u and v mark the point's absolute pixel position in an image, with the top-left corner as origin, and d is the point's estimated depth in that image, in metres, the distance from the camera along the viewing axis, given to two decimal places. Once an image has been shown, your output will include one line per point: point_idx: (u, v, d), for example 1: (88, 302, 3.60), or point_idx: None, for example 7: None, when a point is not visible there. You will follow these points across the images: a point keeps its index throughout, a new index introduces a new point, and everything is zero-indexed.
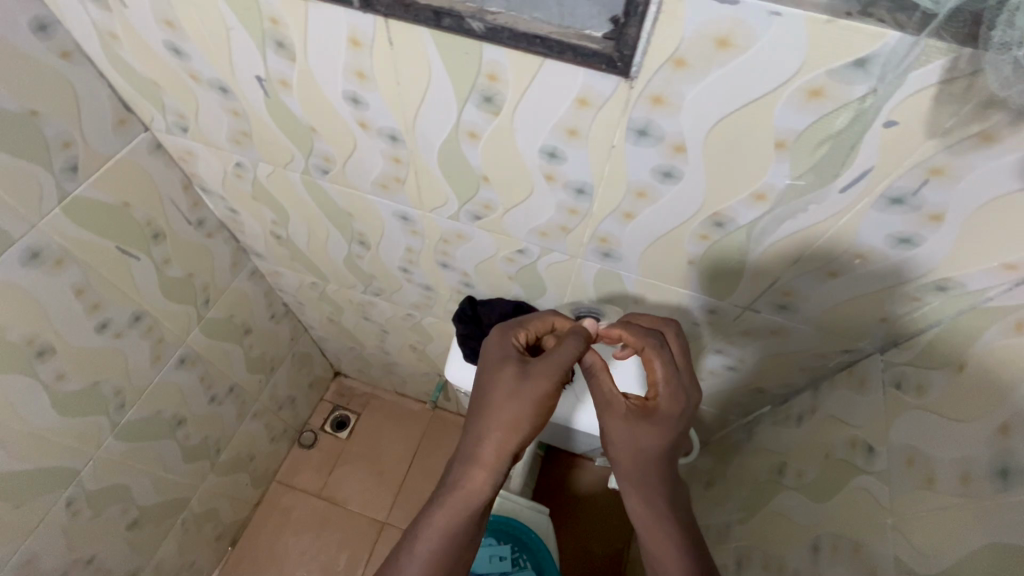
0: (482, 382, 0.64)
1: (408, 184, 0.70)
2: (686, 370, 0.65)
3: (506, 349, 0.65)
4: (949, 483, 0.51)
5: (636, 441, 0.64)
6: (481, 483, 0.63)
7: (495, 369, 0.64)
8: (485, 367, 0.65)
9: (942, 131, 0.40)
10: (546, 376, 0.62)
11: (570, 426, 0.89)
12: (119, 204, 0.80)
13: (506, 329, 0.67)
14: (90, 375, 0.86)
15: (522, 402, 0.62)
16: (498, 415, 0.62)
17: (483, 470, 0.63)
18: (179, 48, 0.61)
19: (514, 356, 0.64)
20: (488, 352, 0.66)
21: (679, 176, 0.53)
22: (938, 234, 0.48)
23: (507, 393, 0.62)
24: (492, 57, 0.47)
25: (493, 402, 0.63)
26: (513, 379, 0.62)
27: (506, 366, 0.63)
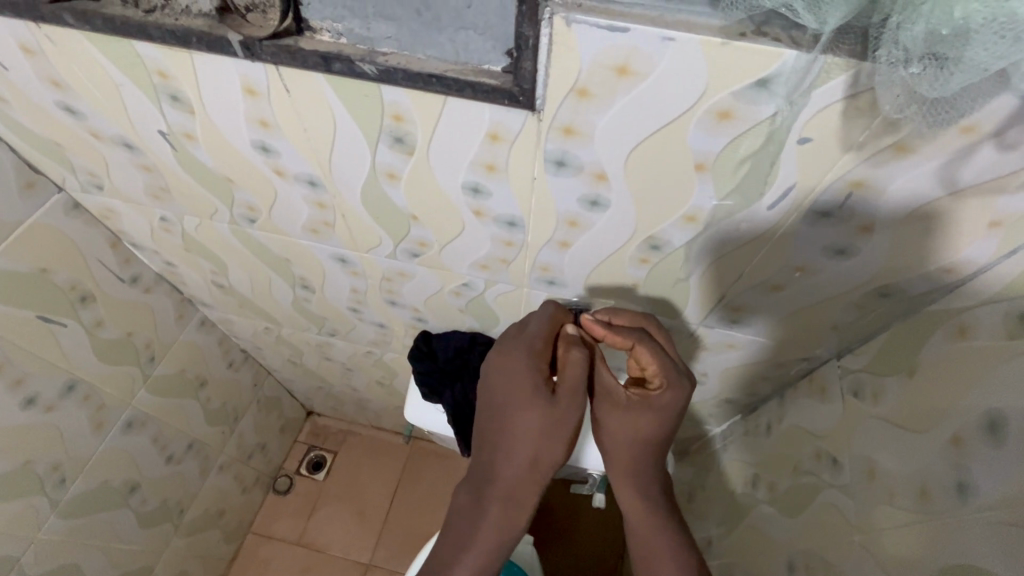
0: (512, 416, 0.59)
1: (338, 227, 0.67)
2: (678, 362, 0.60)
3: (534, 376, 0.59)
4: (908, 499, 0.49)
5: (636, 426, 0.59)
6: (516, 520, 0.60)
7: (526, 402, 0.58)
8: (512, 399, 0.59)
9: (857, 145, 0.38)
10: (576, 407, 0.58)
11: None
12: (36, 271, 0.76)
13: (532, 349, 0.60)
14: (20, 455, 0.81)
15: (556, 438, 0.58)
16: (533, 452, 0.59)
17: (517, 505, 0.60)
18: (72, 108, 0.57)
19: (543, 385, 0.58)
20: (514, 380, 0.59)
21: (607, 205, 0.51)
22: (871, 243, 0.47)
23: (541, 428, 0.58)
24: (393, 98, 0.45)
25: (525, 438, 0.58)
26: (547, 414, 0.58)
27: (535, 400, 0.58)
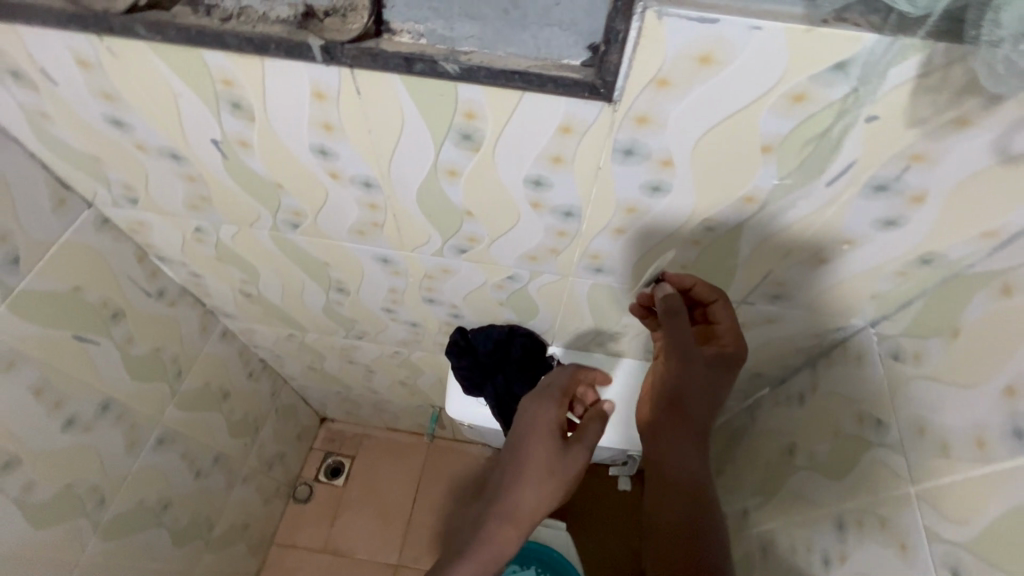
0: (525, 451, 0.67)
1: (387, 227, 0.67)
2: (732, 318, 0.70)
3: (552, 421, 0.69)
4: (963, 449, 0.52)
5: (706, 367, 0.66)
6: (506, 542, 0.64)
7: (542, 438, 0.68)
8: (530, 437, 0.68)
9: (921, 121, 0.41)
10: (582, 454, 0.68)
11: None
12: (70, 289, 0.74)
13: (557, 400, 0.71)
14: (62, 478, 0.79)
15: (559, 478, 0.66)
16: (539, 485, 0.66)
17: (512, 530, 0.65)
18: (121, 120, 0.57)
19: (557, 432, 0.69)
20: (535, 422, 0.69)
21: (668, 190, 0.53)
22: (920, 213, 0.50)
23: (549, 465, 0.66)
24: (469, 96, 0.46)
25: (534, 472, 0.66)
26: (556, 452, 0.67)
27: (549, 440, 0.68)
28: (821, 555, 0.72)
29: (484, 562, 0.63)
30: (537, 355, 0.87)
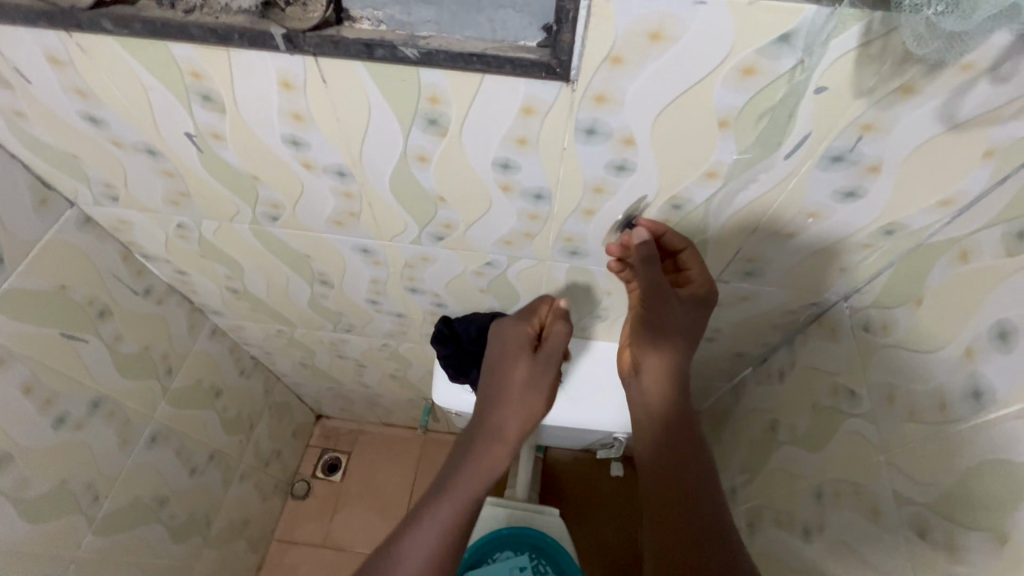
0: (503, 368, 0.76)
1: (364, 217, 0.68)
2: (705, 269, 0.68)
3: (521, 335, 0.76)
4: (928, 412, 0.54)
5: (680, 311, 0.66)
6: (499, 458, 0.72)
7: (513, 356, 0.76)
8: (504, 353, 0.76)
9: (867, 90, 0.42)
10: (552, 368, 0.77)
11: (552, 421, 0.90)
12: (55, 288, 0.75)
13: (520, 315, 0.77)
14: (56, 475, 0.80)
15: (535, 386, 0.76)
16: (518, 395, 0.75)
17: (502, 445, 0.73)
18: (95, 117, 0.58)
19: (528, 347, 0.76)
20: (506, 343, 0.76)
21: (633, 168, 0.54)
22: (878, 183, 0.51)
23: (524, 378, 0.76)
24: (431, 80, 0.47)
25: (512, 383, 0.75)
26: (529, 366, 0.76)
27: (522, 355, 0.75)
28: (802, 526, 0.73)
29: (474, 476, 0.69)
30: None
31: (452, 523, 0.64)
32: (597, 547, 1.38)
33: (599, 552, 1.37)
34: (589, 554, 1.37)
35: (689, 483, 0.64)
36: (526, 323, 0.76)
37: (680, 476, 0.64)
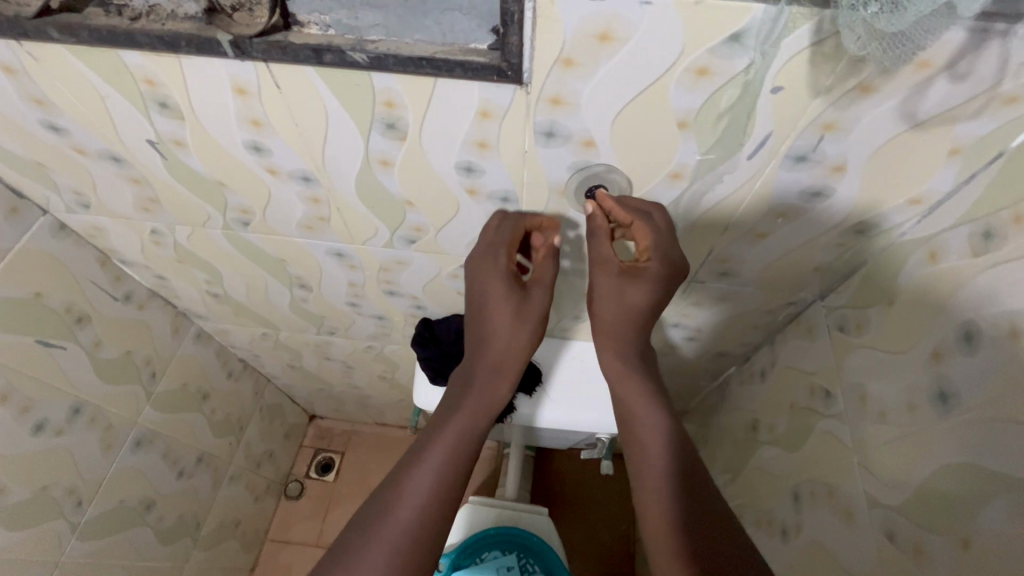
0: (484, 304, 0.59)
1: (333, 221, 0.68)
2: (677, 247, 0.56)
3: (501, 263, 0.58)
4: (898, 414, 0.53)
5: (623, 299, 0.56)
6: (498, 393, 0.58)
7: (495, 291, 0.58)
8: (479, 284, 0.59)
9: (825, 89, 0.41)
10: (545, 293, 0.59)
11: (541, 422, 0.89)
12: (30, 296, 0.75)
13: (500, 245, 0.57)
14: (36, 481, 0.81)
15: (525, 321, 0.58)
16: (499, 329, 0.58)
17: (504, 379, 0.59)
18: (57, 125, 0.58)
19: (512, 276, 0.58)
20: (479, 275, 0.59)
21: (596, 170, 0.53)
22: (845, 182, 0.50)
23: (510, 313, 0.58)
24: (384, 85, 0.46)
25: (492, 315, 0.58)
26: (515, 299, 0.58)
27: (504, 285, 0.58)
28: (781, 527, 0.73)
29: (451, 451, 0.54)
30: None
31: (432, 503, 0.50)
32: (589, 545, 1.38)
33: (591, 550, 1.37)
34: (580, 553, 1.37)
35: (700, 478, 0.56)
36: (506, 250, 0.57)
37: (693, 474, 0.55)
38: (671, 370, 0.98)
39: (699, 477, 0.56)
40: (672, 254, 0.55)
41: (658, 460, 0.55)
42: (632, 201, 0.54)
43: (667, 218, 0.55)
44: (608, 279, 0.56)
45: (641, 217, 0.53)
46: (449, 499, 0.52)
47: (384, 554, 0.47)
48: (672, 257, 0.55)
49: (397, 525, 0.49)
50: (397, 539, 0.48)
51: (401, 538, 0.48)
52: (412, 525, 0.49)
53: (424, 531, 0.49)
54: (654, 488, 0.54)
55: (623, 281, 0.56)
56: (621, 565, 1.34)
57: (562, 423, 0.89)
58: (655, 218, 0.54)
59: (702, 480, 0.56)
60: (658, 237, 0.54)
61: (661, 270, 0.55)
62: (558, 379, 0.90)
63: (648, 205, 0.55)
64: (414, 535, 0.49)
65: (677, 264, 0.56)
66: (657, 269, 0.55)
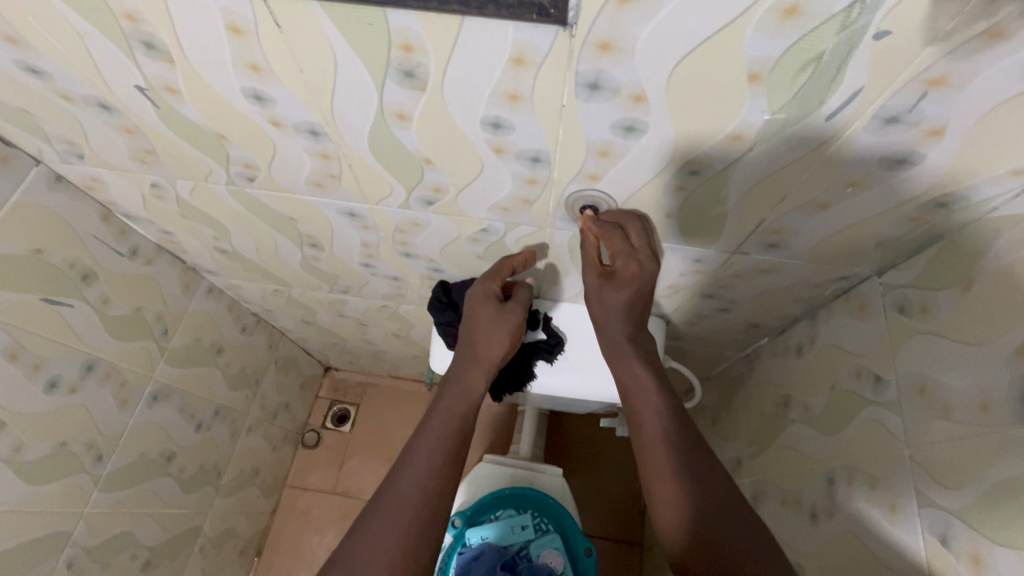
0: (470, 317, 0.73)
1: (345, 179, 0.62)
2: (646, 252, 0.60)
3: (488, 289, 0.73)
4: (967, 411, 0.49)
5: (602, 301, 0.66)
6: (474, 381, 0.70)
7: (479, 308, 0.73)
8: (469, 307, 0.74)
9: (943, 35, 0.35)
10: (519, 309, 0.74)
11: (531, 385, 0.86)
12: (30, 252, 0.72)
13: (486, 279, 0.73)
14: (53, 438, 0.80)
15: (501, 330, 0.73)
16: (485, 339, 0.73)
17: (478, 370, 0.71)
18: (36, 67, 0.52)
19: (495, 294, 0.73)
20: (472, 301, 0.73)
21: (643, 130, 0.46)
22: (939, 148, 0.44)
23: (491, 322, 0.73)
24: (401, 24, 0.39)
25: (478, 332, 0.73)
26: (494, 312, 0.73)
27: (488, 303, 0.73)
28: (811, 510, 0.70)
29: (443, 433, 0.63)
30: None
31: (431, 476, 0.58)
32: (601, 503, 1.38)
33: (602, 507, 1.38)
34: (593, 510, 1.38)
35: (700, 457, 0.59)
36: (491, 282, 0.73)
37: (695, 456, 0.59)
38: (698, 340, 0.94)
39: (693, 449, 0.59)
40: (639, 259, 0.60)
41: (653, 433, 0.61)
42: (610, 216, 0.59)
43: (641, 228, 0.59)
44: (591, 282, 0.66)
45: (610, 230, 0.58)
46: (447, 473, 0.59)
47: (399, 525, 0.54)
48: (639, 263, 0.60)
49: (406, 503, 0.56)
50: (409, 518, 0.55)
51: (410, 515, 0.55)
52: (417, 499, 0.56)
53: (429, 504, 0.56)
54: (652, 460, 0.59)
55: (602, 284, 0.65)
56: (632, 523, 1.36)
57: (554, 390, 0.86)
58: (628, 229, 0.59)
59: (698, 453, 0.59)
60: (625, 247, 0.59)
61: (628, 275, 0.61)
62: (554, 345, 0.85)
63: (628, 219, 0.59)
64: (420, 512, 0.56)
65: (646, 268, 0.61)
66: (625, 275, 0.62)
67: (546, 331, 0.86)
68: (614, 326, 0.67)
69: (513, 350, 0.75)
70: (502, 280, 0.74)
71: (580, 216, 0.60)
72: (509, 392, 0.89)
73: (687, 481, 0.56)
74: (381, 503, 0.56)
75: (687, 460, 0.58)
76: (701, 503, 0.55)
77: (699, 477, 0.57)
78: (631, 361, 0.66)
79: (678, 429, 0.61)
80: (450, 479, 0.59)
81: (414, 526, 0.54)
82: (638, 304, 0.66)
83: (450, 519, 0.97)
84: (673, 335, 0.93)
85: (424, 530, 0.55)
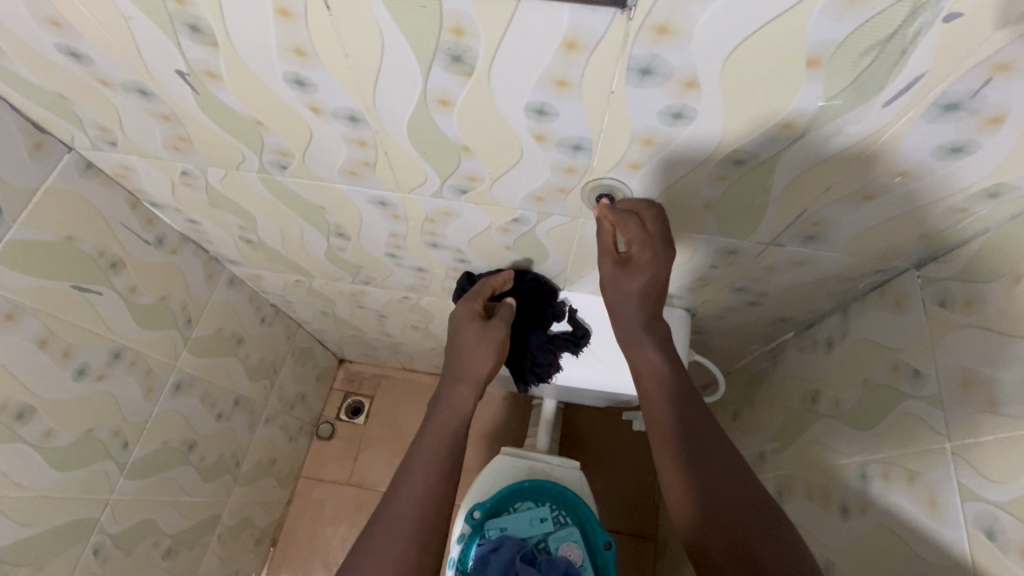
0: (453, 338, 0.74)
1: (379, 167, 0.62)
2: (661, 240, 0.59)
3: (471, 308, 0.75)
4: (1015, 405, 0.48)
5: (618, 287, 0.64)
6: (463, 398, 0.69)
7: (461, 327, 0.74)
8: (454, 329, 0.74)
9: (1015, 18, 0.34)
10: (503, 325, 0.74)
11: (551, 377, 0.87)
12: (62, 239, 0.72)
13: (468, 299, 0.76)
14: (81, 425, 0.81)
15: (486, 346, 0.72)
16: (470, 356, 0.71)
17: (465, 387, 0.69)
18: (76, 51, 0.52)
19: (477, 313, 0.74)
20: (456, 321, 0.75)
21: (692, 117, 0.45)
22: (996, 138, 0.43)
23: (475, 338, 0.72)
24: (455, 6, 0.39)
25: (462, 350, 0.72)
26: (478, 329, 0.73)
27: (472, 321, 0.74)
28: (842, 504, 0.70)
29: (438, 449, 0.62)
30: (545, 300, 0.84)
31: (428, 495, 0.58)
32: (617, 497, 1.38)
33: (618, 501, 1.38)
34: (609, 505, 1.37)
35: (715, 447, 0.59)
36: (472, 302, 0.75)
37: (708, 447, 0.59)
38: (723, 334, 0.93)
39: (707, 439, 0.59)
40: (653, 247, 0.59)
41: (667, 422, 0.61)
42: (626, 203, 0.59)
43: (657, 216, 0.58)
44: (606, 269, 0.65)
45: (626, 218, 0.58)
46: (443, 490, 0.59)
47: (399, 544, 0.54)
48: (653, 251, 0.59)
49: (403, 522, 0.56)
50: (408, 538, 0.55)
51: (408, 534, 0.55)
52: (415, 518, 0.56)
53: (427, 523, 0.56)
54: (667, 449, 0.59)
55: (617, 271, 0.64)
56: (649, 517, 1.36)
57: (575, 382, 0.87)
58: (644, 217, 0.58)
59: (712, 442, 0.59)
60: (640, 234, 0.58)
61: (643, 263, 0.60)
62: (578, 337, 0.85)
63: (645, 207, 0.58)
64: (419, 530, 0.56)
65: (662, 255, 0.60)
66: (641, 262, 0.61)
67: (571, 322, 0.86)
68: (629, 314, 0.66)
69: (497, 370, 0.73)
70: (483, 302, 0.76)
71: (597, 204, 0.60)
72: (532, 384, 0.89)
73: (699, 470, 0.57)
74: (383, 521, 0.56)
75: (701, 450, 0.58)
76: (716, 494, 0.55)
77: (713, 467, 0.57)
78: (651, 349, 0.65)
79: (692, 419, 0.61)
80: (446, 498, 0.59)
81: (412, 545, 0.55)
82: (652, 293, 0.64)
83: (469, 511, 0.97)
84: (697, 329, 0.93)
85: (423, 549, 0.55)
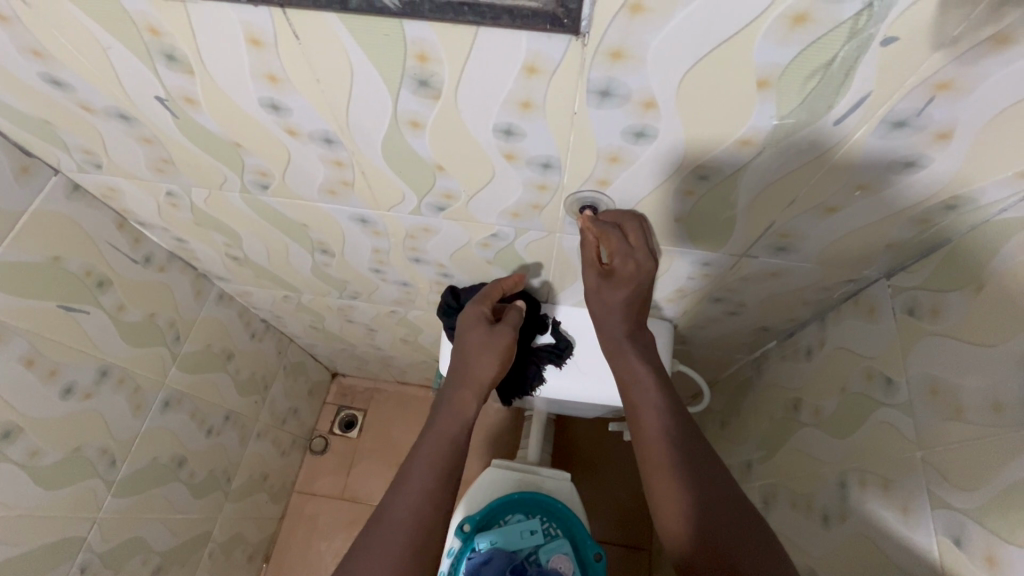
0: (460, 340, 0.75)
1: (358, 186, 0.63)
2: (643, 251, 0.61)
3: (478, 312, 0.76)
4: (979, 412, 0.49)
5: (602, 298, 0.66)
6: (464, 401, 0.70)
7: (468, 331, 0.75)
8: (461, 332, 0.75)
9: (949, 41, 0.35)
10: (509, 331, 0.75)
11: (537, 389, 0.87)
12: (49, 259, 0.73)
13: (477, 300, 0.76)
14: (69, 443, 0.81)
15: (490, 353, 0.73)
16: (473, 361, 0.73)
17: (467, 390, 0.71)
18: (58, 79, 0.53)
19: (485, 316, 0.75)
20: (464, 324, 0.75)
21: (654, 135, 0.47)
22: (946, 152, 0.44)
23: (481, 343, 0.74)
24: (417, 35, 0.40)
25: (468, 353, 0.73)
26: (484, 333, 0.74)
27: (478, 325, 0.75)
28: (823, 513, 0.70)
29: (435, 454, 0.63)
30: (528, 313, 0.85)
31: (424, 500, 0.59)
32: (609, 507, 1.38)
33: (610, 512, 1.37)
34: (601, 515, 1.37)
35: (701, 457, 0.59)
36: (481, 304, 0.76)
37: (695, 457, 0.59)
38: (706, 344, 0.94)
39: (693, 448, 0.60)
40: (636, 259, 0.61)
41: (653, 431, 0.61)
42: (608, 216, 0.59)
43: (639, 227, 0.59)
44: (590, 280, 0.66)
45: (609, 230, 0.59)
46: (440, 496, 0.60)
47: (394, 551, 0.54)
48: (636, 263, 0.61)
49: (399, 528, 0.56)
50: (405, 543, 0.55)
51: (404, 539, 0.55)
52: (412, 524, 0.57)
53: (423, 531, 0.57)
54: (654, 458, 0.60)
55: (601, 283, 0.65)
56: (641, 527, 1.36)
57: (561, 394, 0.87)
58: (627, 229, 0.59)
59: (699, 452, 0.60)
60: (623, 246, 0.60)
61: (625, 274, 0.62)
62: (562, 349, 0.86)
63: (627, 218, 0.59)
64: (414, 536, 0.56)
65: (644, 268, 0.61)
66: (625, 274, 0.62)
67: (554, 335, 0.87)
68: (613, 324, 0.67)
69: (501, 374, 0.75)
70: (492, 304, 0.77)
71: (580, 216, 0.60)
72: (518, 396, 0.90)
73: (689, 482, 0.57)
74: (378, 527, 0.57)
75: (689, 459, 0.59)
76: (703, 502, 0.55)
77: (700, 477, 0.57)
78: (631, 358, 0.67)
79: (678, 429, 0.61)
80: (443, 504, 0.60)
81: (407, 552, 0.55)
82: (635, 304, 0.66)
83: (459, 525, 0.97)
84: (680, 339, 0.94)
85: (417, 555, 0.55)
